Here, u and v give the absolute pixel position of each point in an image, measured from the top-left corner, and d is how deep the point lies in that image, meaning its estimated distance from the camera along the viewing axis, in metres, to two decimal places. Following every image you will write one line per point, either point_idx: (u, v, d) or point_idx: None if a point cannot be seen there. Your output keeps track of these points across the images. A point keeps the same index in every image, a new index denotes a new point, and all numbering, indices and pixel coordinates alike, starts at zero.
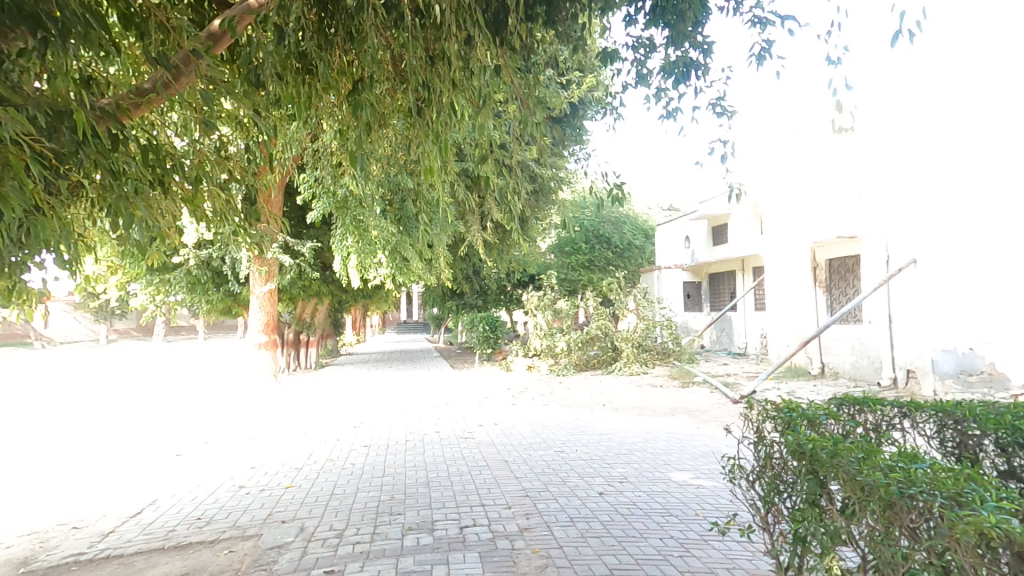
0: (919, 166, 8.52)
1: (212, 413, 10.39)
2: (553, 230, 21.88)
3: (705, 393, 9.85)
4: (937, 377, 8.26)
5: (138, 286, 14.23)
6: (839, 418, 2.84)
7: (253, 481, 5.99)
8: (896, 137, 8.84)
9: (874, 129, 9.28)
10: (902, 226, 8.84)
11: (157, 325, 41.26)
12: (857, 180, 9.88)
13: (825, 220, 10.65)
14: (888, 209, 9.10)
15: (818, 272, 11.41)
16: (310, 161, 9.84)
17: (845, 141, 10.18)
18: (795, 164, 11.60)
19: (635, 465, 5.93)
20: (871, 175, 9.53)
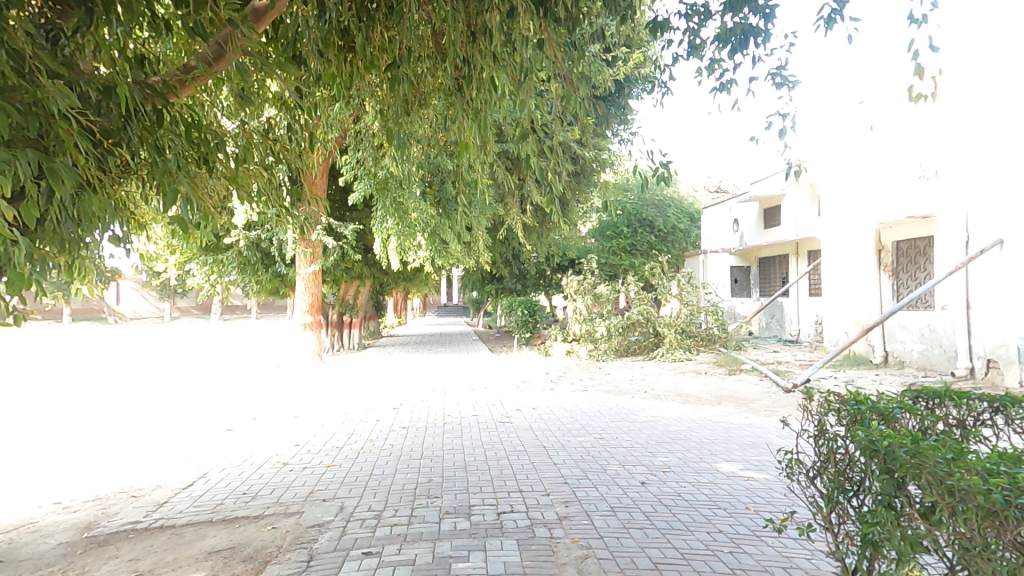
0: (1007, 137, 7.69)
1: (260, 391, 10.77)
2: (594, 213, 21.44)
3: (754, 381, 9.43)
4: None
5: (194, 266, 14.86)
6: (916, 412, 2.55)
7: (296, 458, 6.12)
8: (985, 105, 8.04)
9: (958, 99, 8.49)
10: (985, 202, 8.07)
11: (212, 305, 43.45)
12: (934, 154, 9.09)
13: (895, 200, 9.92)
14: (969, 184, 8.34)
15: (884, 255, 10.66)
16: (352, 142, 9.89)
17: (922, 111, 9.39)
18: (865, 140, 10.85)
19: (679, 455, 5.70)
20: (949, 148, 8.74)
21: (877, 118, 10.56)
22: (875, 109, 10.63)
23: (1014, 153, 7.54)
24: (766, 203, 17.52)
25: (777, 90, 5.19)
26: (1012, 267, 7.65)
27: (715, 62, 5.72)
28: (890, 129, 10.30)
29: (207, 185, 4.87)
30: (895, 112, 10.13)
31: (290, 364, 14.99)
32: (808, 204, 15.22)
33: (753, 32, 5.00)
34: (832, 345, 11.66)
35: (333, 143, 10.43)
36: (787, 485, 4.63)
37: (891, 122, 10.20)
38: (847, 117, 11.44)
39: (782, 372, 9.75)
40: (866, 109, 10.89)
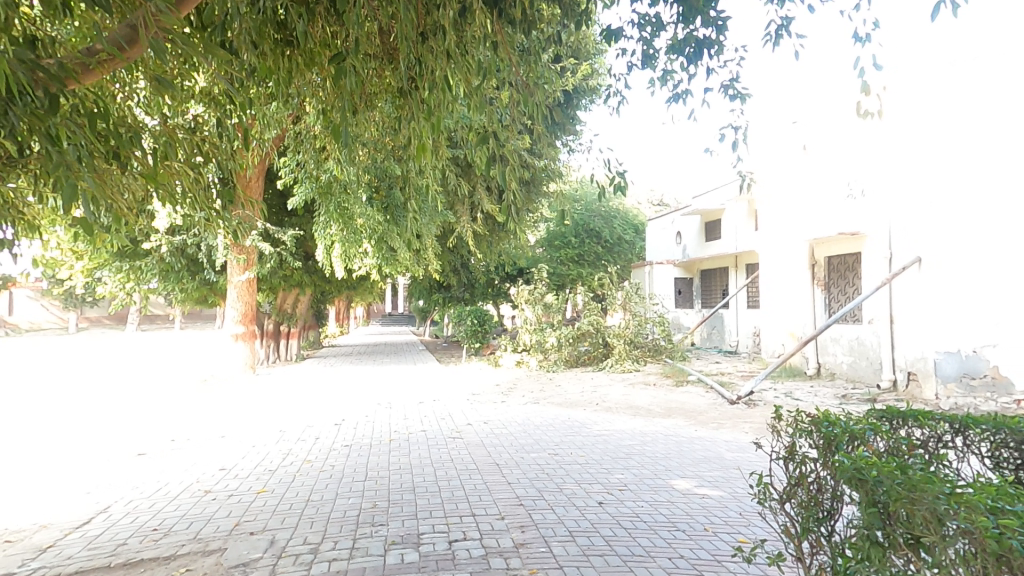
0: (924, 160, 8.17)
1: (184, 408, 9.87)
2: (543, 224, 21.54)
3: (701, 392, 9.59)
4: (941, 381, 7.98)
5: (104, 272, 13.57)
6: (888, 433, 2.49)
7: (220, 485, 5.53)
8: (907, 132, 8.55)
9: (883, 124, 9.02)
10: (908, 222, 8.57)
11: (135, 314, 40.25)
12: (863, 173, 9.63)
13: (828, 218, 10.45)
14: (893, 203, 8.82)
15: (817, 270, 11.09)
16: (292, 143, 9.33)
17: (852, 133, 9.96)
18: (801, 159, 11.41)
19: (635, 471, 5.59)
20: (876, 169, 9.27)
21: (811, 137, 11.14)
22: (808, 129, 11.21)
23: (934, 173, 8.07)
24: (707, 216, 18.18)
25: (731, 102, 5.25)
26: (932, 281, 8.14)
27: (668, 73, 5.75)
28: (822, 148, 10.87)
29: (118, 182, 4.35)
30: (827, 132, 10.71)
31: (220, 378, 13.91)
32: (747, 218, 15.88)
33: (707, 43, 5.03)
34: (771, 356, 12.16)
35: (270, 143, 9.80)
36: (743, 501, 4.59)
37: (824, 141, 10.77)
38: (784, 136, 12.01)
39: (727, 383, 9.96)
40: (800, 129, 11.47)
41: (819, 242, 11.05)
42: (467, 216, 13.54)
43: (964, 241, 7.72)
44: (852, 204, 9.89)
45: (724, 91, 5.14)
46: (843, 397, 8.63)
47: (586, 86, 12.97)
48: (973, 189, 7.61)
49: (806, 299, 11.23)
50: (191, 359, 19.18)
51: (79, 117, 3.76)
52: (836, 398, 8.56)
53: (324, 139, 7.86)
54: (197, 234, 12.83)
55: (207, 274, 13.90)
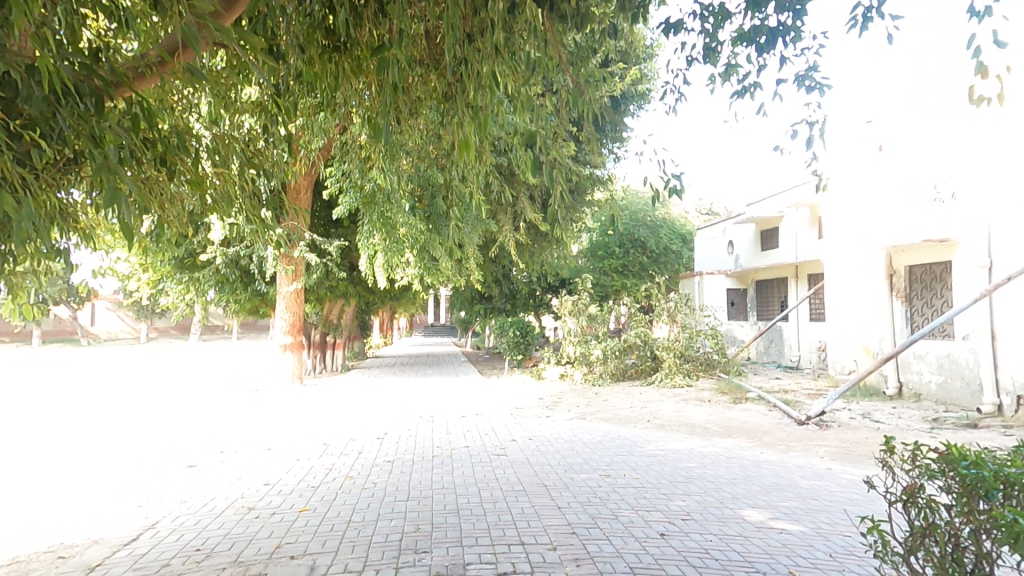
0: None
1: (232, 419, 9.97)
2: (586, 233, 21.09)
3: (762, 411, 8.89)
4: None
5: (166, 283, 14.06)
6: None
7: (263, 501, 5.39)
8: (1013, 129, 7.68)
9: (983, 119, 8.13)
10: (1015, 229, 7.69)
11: (191, 323, 42.13)
12: None
13: (908, 224, 9.57)
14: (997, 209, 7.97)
15: (896, 280, 10.16)
16: (338, 153, 9.37)
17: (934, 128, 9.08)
18: (877, 161, 10.54)
19: (698, 498, 5.08)
20: None
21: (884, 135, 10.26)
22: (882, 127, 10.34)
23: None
24: (762, 224, 17.28)
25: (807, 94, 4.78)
26: None
27: (732, 67, 5.35)
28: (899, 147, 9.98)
29: (165, 191, 4.32)
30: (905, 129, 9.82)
31: (268, 387, 14.13)
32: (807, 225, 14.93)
33: (782, 30, 4.62)
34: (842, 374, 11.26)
35: (317, 153, 9.87)
36: (829, 538, 4.04)
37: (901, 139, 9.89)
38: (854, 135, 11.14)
39: (792, 401, 9.20)
40: (873, 127, 10.59)
41: (898, 250, 10.10)
42: (510, 225, 13.32)
43: None
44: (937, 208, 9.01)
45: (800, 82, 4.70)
46: (935, 420, 7.76)
47: (635, 90, 12.54)
48: None
49: (884, 312, 10.30)
50: (242, 368, 19.71)
51: (129, 124, 3.70)
52: (925, 421, 7.71)
53: (369, 148, 7.80)
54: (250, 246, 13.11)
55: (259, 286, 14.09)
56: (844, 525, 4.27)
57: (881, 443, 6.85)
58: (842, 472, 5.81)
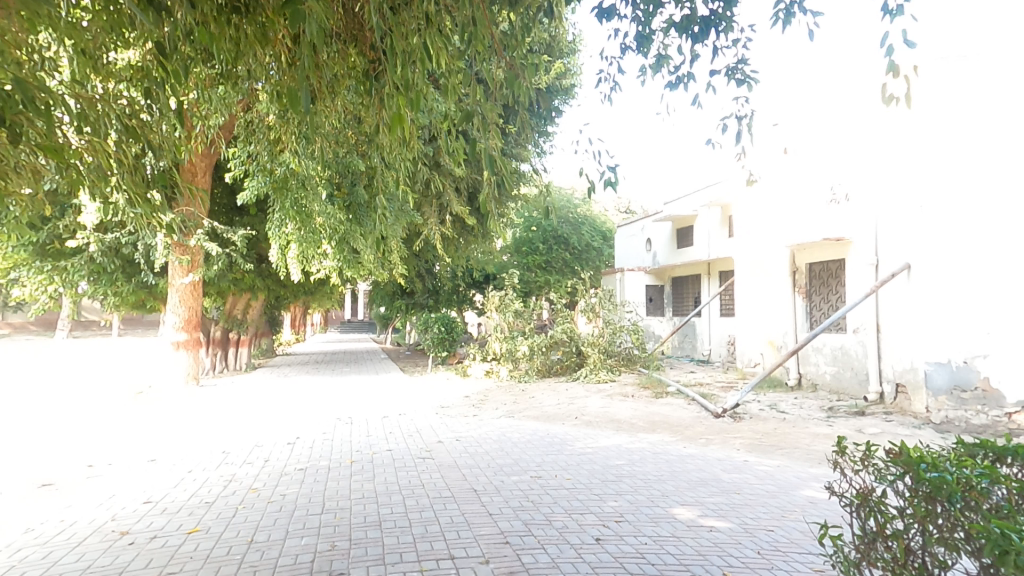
0: (920, 167, 8.07)
1: (112, 427, 8.74)
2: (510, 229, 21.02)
3: (683, 404, 9.19)
4: (931, 393, 7.85)
5: (22, 272, 12.15)
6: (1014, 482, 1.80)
7: (141, 524, 4.62)
8: (900, 137, 8.40)
9: (876, 126, 8.86)
10: (899, 229, 8.44)
11: (69, 321, 37.31)
12: (850, 178, 9.50)
13: (810, 223, 10.29)
14: (885, 210, 8.70)
15: (799, 277, 10.87)
16: (243, 131, 8.46)
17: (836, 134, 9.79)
18: (784, 163, 11.24)
19: (629, 498, 5.02)
20: (865, 174, 9.14)
21: (792, 140, 10.93)
22: (791, 133, 11.01)
23: (927, 178, 7.95)
24: (678, 223, 18.06)
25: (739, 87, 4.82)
26: (924, 288, 7.99)
27: (664, 58, 5.33)
28: (805, 152, 10.67)
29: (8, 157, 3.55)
30: (810, 136, 10.51)
31: (159, 390, 12.64)
32: (720, 225, 15.78)
33: (715, 19, 4.62)
34: (750, 367, 12.02)
35: (217, 129, 8.84)
36: (756, 535, 4.06)
37: (807, 145, 10.57)
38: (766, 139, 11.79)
39: (709, 394, 9.60)
40: (782, 132, 11.26)
41: (800, 249, 10.79)
42: (435, 217, 12.85)
43: (960, 252, 7.63)
44: (836, 209, 9.75)
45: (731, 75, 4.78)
46: (830, 409, 8.37)
47: (560, 84, 12.54)
48: (972, 199, 7.56)
49: (787, 307, 11.05)
50: (128, 369, 17.58)
51: None
52: (823, 411, 8.32)
53: (283, 126, 7.08)
54: (134, 232, 11.57)
55: (146, 277, 12.60)
56: (768, 519, 4.34)
57: (790, 432, 7.25)
58: (758, 462, 6.04)
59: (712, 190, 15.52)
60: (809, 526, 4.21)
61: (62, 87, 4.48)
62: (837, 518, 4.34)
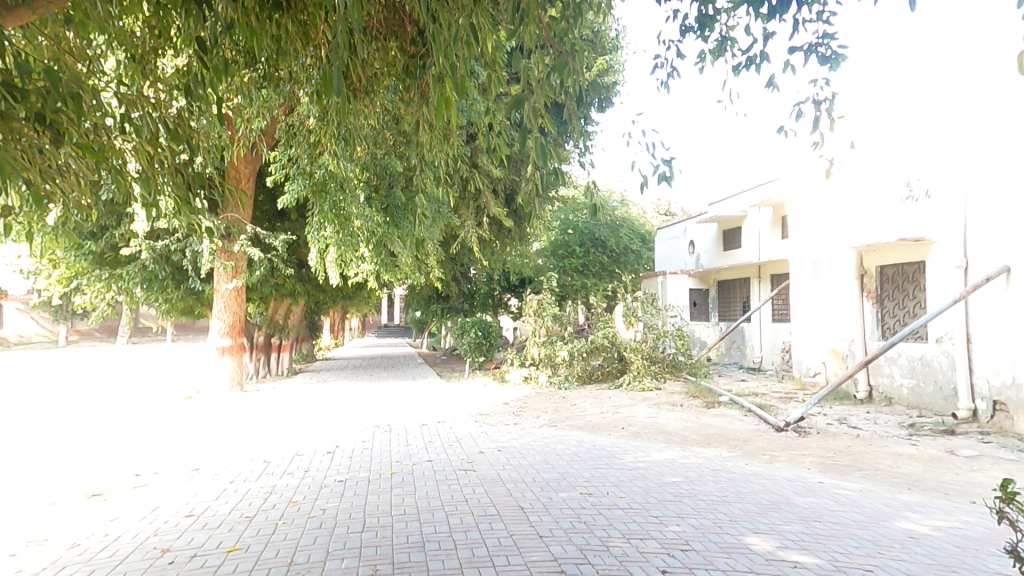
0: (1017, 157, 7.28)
1: (157, 432, 8.80)
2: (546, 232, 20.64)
3: (739, 416, 8.57)
4: None
5: (81, 281, 12.59)
6: None
7: (181, 541, 4.43)
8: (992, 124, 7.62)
9: (963, 114, 8.08)
10: (992, 225, 7.64)
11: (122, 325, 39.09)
12: (931, 171, 8.70)
13: (887, 223, 9.50)
14: (974, 205, 7.91)
15: (868, 281, 10.12)
16: (285, 136, 8.43)
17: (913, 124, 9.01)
18: (850, 157, 10.46)
19: (694, 523, 4.54)
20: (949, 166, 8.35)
21: (859, 132, 10.17)
22: (857, 125, 10.26)
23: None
24: (724, 224, 17.25)
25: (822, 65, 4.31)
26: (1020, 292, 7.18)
27: (727, 39, 4.88)
28: (874, 145, 9.91)
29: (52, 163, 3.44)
30: (880, 127, 9.74)
31: (203, 394, 12.81)
32: (770, 225, 14.95)
33: None
34: (811, 378, 11.19)
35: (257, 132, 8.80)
36: (851, 575, 3.53)
37: (876, 137, 9.81)
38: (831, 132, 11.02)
39: (767, 405, 8.95)
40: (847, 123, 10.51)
41: (869, 250, 10.06)
42: (472, 219, 12.61)
43: None
44: (916, 205, 8.96)
45: (811, 51, 4.31)
46: (911, 426, 7.62)
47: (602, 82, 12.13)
48: None
49: (855, 313, 10.25)
50: (175, 373, 18.03)
51: None
52: (903, 427, 7.56)
53: (324, 126, 6.95)
54: (182, 238, 11.82)
55: (193, 283, 12.67)
56: (862, 556, 3.80)
57: (865, 450, 6.58)
58: (835, 485, 5.43)
59: (763, 188, 14.73)
60: (915, 567, 3.65)
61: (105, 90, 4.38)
62: (945, 558, 3.76)
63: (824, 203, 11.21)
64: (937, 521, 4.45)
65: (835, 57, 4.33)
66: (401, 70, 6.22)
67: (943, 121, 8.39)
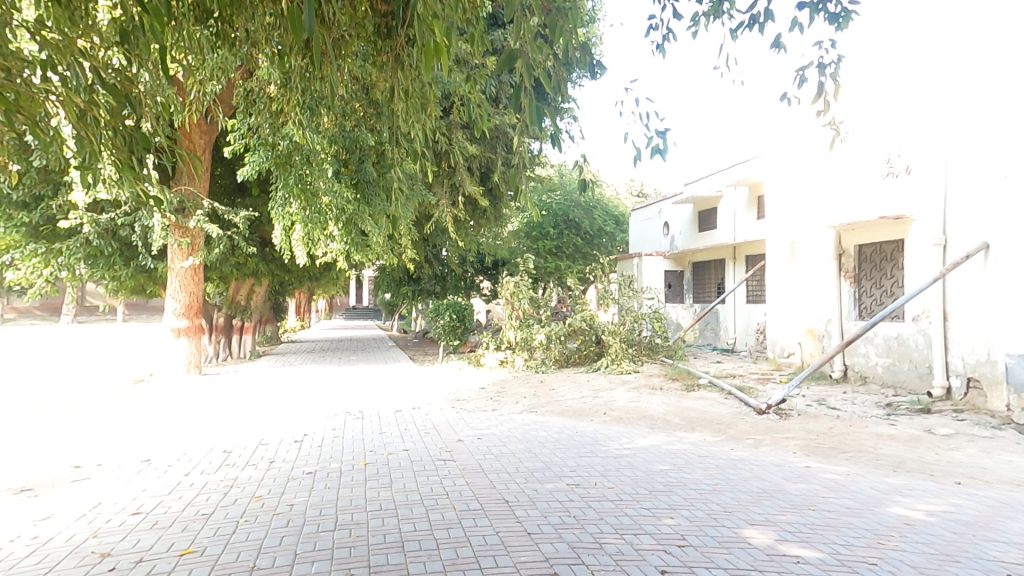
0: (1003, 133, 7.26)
1: (106, 421, 8.14)
2: (521, 213, 20.27)
3: (719, 399, 8.50)
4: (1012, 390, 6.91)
5: (11, 255, 11.57)
6: None
7: (125, 544, 3.97)
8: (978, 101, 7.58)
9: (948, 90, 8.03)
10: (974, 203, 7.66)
11: (73, 308, 37.05)
12: (914, 149, 8.68)
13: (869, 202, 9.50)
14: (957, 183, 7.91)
15: (846, 260, 10.20)
16: (243, 103, 7.75)
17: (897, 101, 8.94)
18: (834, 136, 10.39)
19: (688, 514, 4.35)
20: (932, 144, 8.33)
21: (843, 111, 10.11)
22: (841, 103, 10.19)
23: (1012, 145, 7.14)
24: (700, 206, 17.21)
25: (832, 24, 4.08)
26: (998, 271, 7.22)
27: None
28: (857, 124, 9.88)
29: None
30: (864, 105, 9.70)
31: (158, 379, 12.07)
32: (746, 207, 14.96)
33: None
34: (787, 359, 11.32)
35: (211, 95, 8.14)
36: (857, 569, 3.39)
37: (859, 116, 9.78)
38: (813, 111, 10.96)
39: (746, 388, 8.91)
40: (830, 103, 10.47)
41: (848, 230, 10.11)
42: (447, 199, 12.14)
43: None
44: (898, 184, 8.96)
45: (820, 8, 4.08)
46: (888, 406, 7.69)
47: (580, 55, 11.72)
48: None
49: (832, 293, 10.32)
50: (128, 356, 17.05)
51: None
52: (880, 408, 7.62)
53: (290, 91, 6.37)
54: (130, 212, 11.04)
55: (144, 260, 11.81)
56: (863, 547, 3.67)
57: (847, 433, 6.56)
58: (823, 469, 5.35)
59: (740, 169, 14.70)
60: (918, 558, 3.53)
61: (17, 27, 3.73)
62: (945, 546, 3.67)
63: (804, 182, 11.20)
64: (929, 506, 4.39)
65: (844, 15, 4.12)
66: (373, 31, 5.80)
67: (934, 96, 8.28)
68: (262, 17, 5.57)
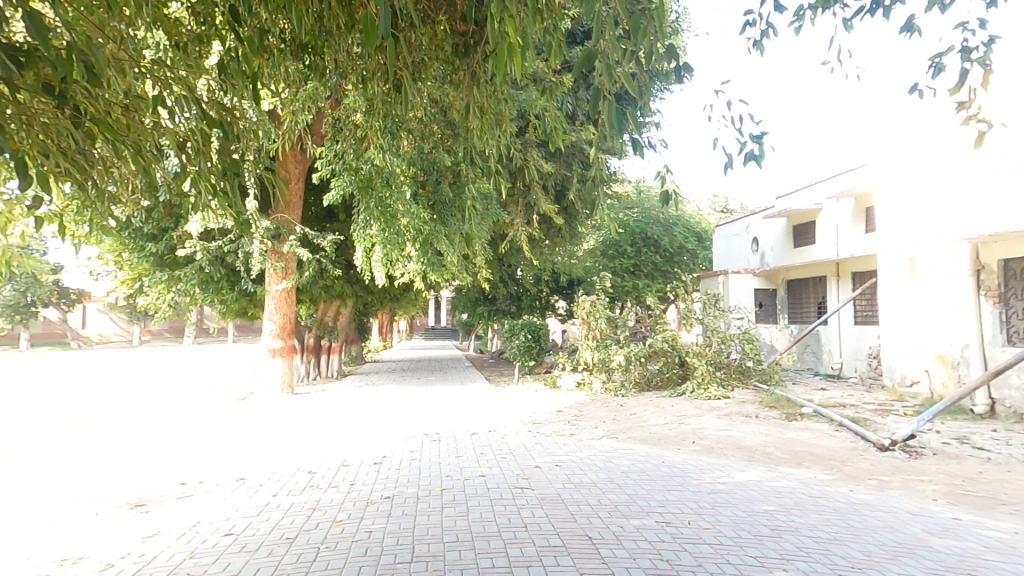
0: None
1: (208, 438, 8.67)
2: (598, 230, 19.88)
3: (829, 431, 7.54)
4: None
5: (143, 282, 12.99)
6: None
7: (216, 566, 4.01)
8: None
9: None
10: None
11: (187, 328, 41.15)
12: None
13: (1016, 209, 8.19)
14: None
15: (986, 277, 8.83)
16: (331, 132, 8.14)
17: None
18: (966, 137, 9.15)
19: (807, 568, 3.73)
20: None
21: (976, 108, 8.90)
22: None
23: None
24: (795, 219, 15.86)
25: None
26: None
27: None
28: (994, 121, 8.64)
29: (76, 150, 3.10)
30: None
31: (255, 396, 12.86)
32: (852, 219, 13.61)
33: None
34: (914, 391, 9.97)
35: (303, 127, 8.66)
36: None
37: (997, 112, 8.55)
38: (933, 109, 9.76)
39: (860, 419, 7.86)
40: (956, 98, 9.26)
41: (988, 242, 8.78)
42: (522, 218, 12.08)
43: None
44: None
45: None
46: None
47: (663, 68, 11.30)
48: None
49: (970, 315, 8.98)
50: (231, 374, 18.42)
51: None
52: None
53: (375, 120, 6.56)
54: (235, 240, 11.94)
55: (245, 284, 12.70)
56: None
57: (1002, 480, 5.48)
58: (976, 523, 4.44)
59: (842, 179, 13.43)
60: None
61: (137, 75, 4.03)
62: None
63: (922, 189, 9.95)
64: None
65: None
66: (451, 52, 5.80)
67: None
68: (350, 49, 5.77)
